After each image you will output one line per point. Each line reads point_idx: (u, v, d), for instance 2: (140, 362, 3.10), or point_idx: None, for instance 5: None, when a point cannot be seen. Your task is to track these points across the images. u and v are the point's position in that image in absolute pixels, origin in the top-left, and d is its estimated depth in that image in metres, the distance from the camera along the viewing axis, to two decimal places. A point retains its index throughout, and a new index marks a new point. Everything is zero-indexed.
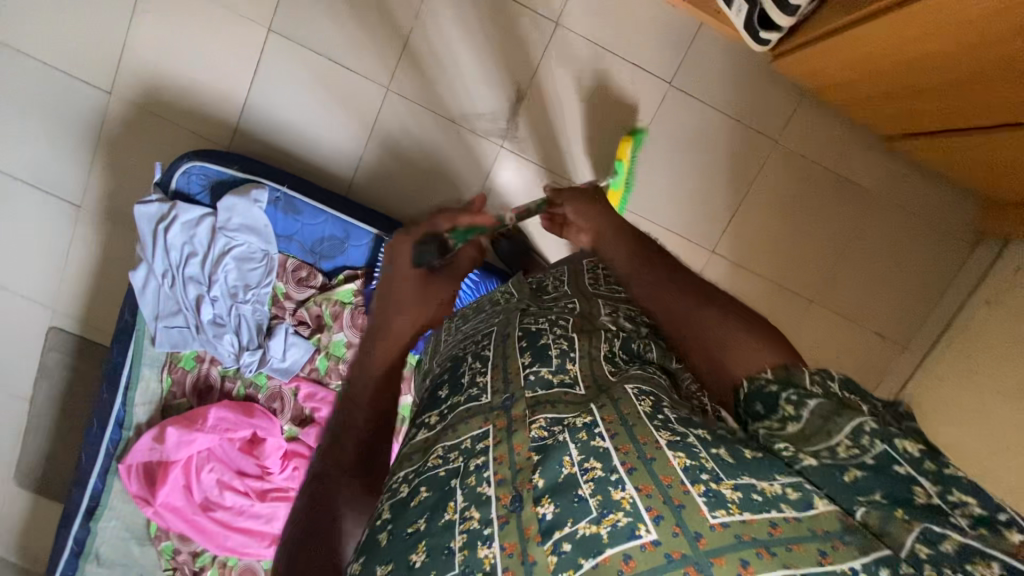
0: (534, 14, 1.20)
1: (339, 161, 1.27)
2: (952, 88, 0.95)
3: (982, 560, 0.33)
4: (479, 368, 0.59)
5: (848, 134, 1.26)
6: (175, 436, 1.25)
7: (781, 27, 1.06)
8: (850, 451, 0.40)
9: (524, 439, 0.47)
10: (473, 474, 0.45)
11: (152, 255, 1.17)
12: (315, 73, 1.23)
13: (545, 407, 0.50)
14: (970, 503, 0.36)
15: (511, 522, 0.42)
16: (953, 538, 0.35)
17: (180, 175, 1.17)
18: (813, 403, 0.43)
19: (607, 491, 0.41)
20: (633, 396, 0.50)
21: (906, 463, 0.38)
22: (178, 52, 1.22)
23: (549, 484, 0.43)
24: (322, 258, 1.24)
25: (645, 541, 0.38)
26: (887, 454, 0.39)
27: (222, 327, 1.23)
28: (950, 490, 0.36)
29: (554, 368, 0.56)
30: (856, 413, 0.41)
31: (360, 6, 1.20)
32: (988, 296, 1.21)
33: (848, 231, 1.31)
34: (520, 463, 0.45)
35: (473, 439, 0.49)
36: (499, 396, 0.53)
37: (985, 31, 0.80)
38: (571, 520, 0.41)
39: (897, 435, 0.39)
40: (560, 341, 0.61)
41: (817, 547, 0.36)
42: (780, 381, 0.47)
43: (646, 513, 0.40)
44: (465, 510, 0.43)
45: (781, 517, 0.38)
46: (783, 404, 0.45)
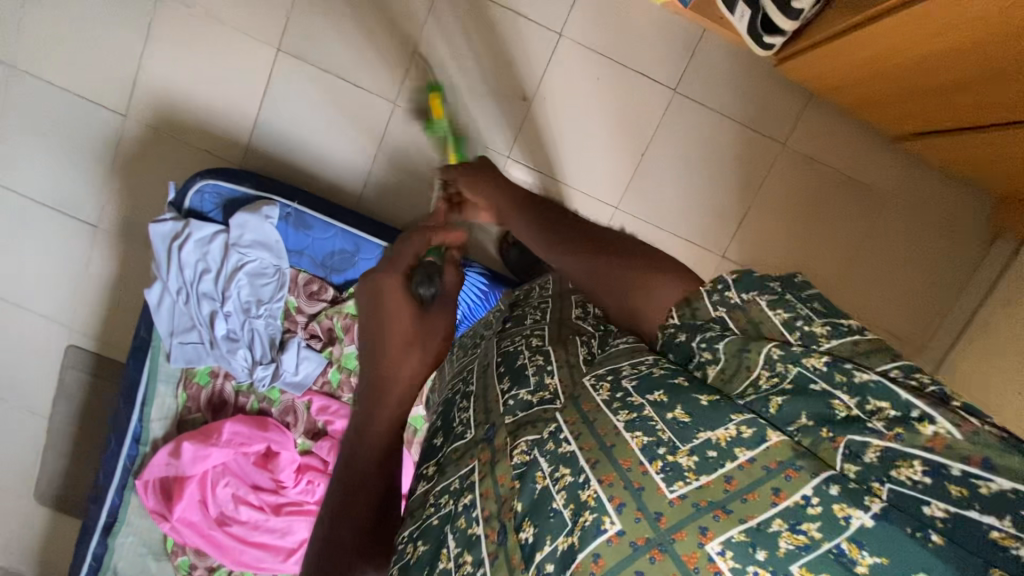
0: (537, 25, 1.21)
1: (348, 176, 1.29)
2: (961, 87, 0.95)
3: (904, 463, 0.39)
4: (465, 404, 0.63)
5: (857, 135, 1.25)
6: (190, 452, 1.26)
7: (784, 30, 1.06)
8: (772, 381, 0.46)
9: (505, 468, 0.49)
10: (463, 515, 0.49)
11: (167, 272, 1.19)
12: (323, 91, 1.25)
13: (525, 430, 0.51)
14: (883, 407, 0.42)
15: (499, 556, 0.45)
16: (875, 444, 0.40)
17: (193, 194, 1.18)
18: (723, 342, 0.49)
19: (576, 495, 0.44)
20: (591, 387, 0.51)
21: (821, 380, 0.44)
22: (191, 74, 1.25)
23: (528, 506, 0.46)
24: (332, 271, 1.24)
25: (610, 534, 0.41)
26: (802, 377, 0.45)
27: (236, 342, 1.24)
28: (865, 397, 0.42)
29: (532, 388, 0.57)
30: (763, 344, 0.47)
31: (367, 24, 1.22)
32: (1008, 294, 1.19)
33: (860, 233, 1.29)
34: (504, 494, 0.48)
35: (460, 479, 0.53)
36: (483, 429, 0.56)
37: (995, 29, 0.79)
38: (550, 536, 0.43)
39: (803, 355, 0.45)
40: (536, 358, 0.62)
41: (771, 488, 0.41)
42: (691, 329, 0.53)
43: (609, 505, 0.42)
44: (459, 555, 0.47)
45: (735, 468, 0.42)
46: (698, 350, 0.51)
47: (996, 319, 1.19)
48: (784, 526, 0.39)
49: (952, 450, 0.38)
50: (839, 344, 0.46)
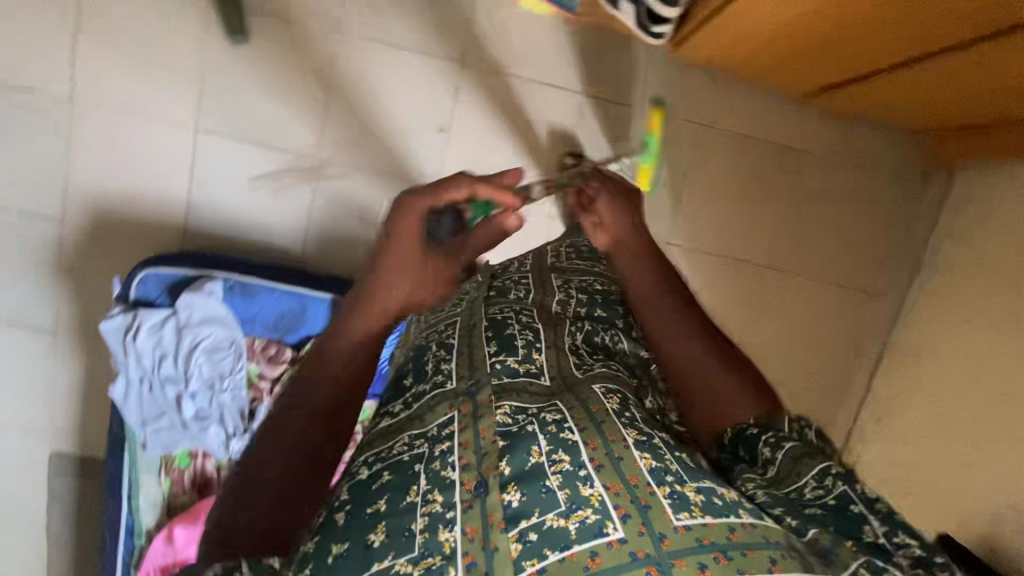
0: (436, 59, 1.25)
1: (289, 237, 1.32)
2: (848, 41, 0.97)
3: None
4: (445, 358, 0.75)
5: (771, 101, 1.27)
6: (183, 534, 1.25)
7: (670, 18, 1.08)
8: (819, 493, 0.61)
9: (488, 424, 0.61)
10: (438, 459, 0.58)
11: (127, 364, 1.21)
12: (248, 160, 1.28)
13: (509, 395, 0.66)
14: (910, 545, 0.55)
15: (474, 505, 0.54)
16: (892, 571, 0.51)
17: (137, 285, 1.20)
18: (789, 446, 0.67)
19: (576, 487, 0.54)
20: (602, 395, 0.67)
21: (860, 504, 0.59)
22: (117, 168, 1.28)
23: (514, 472, 0.55)
24: (286, 332, 1.25)
25: (612, 539, 0.50)
26: (844, 495, 0.60)
27: (206, 419, 1.24)
28: (896, 532, 0.56)
29: (520, 359, 0.73)
30: (822, 461, 0.64)
31: (276, 89, 1.25)
32: (950, 226, 1.21)
33: (796, 193, 1.30)
34: (485, 448, 0.58)
35: (440, 425, 0.62)
36: (465, 383, 0.68)
37: None
38: (538, 510, 0.52)
39: (855, 481, 0.61)
40: (526, 334, 0.79)
41: (768, 557, 0.50)
42: (763, 425, 0.71)
43: (614, 511, 0.52)
44: (428, 492, 0.55)
45: (739, 526, 0.52)
46: (764, 447, 0.69)
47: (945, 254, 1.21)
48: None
49: None
50: None
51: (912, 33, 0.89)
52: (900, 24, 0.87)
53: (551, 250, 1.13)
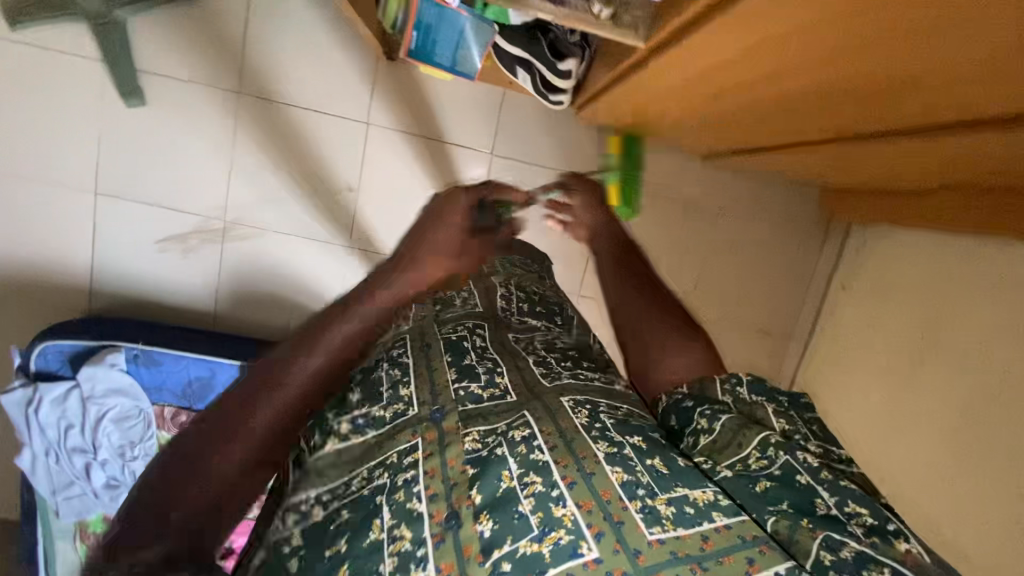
0: (344, 120, 1.24)
1: (201, 298, 1.30)
2: (735, 122, 0.97)
3: (875, 565, 0.44)
4: (398, 377, 0.60)
5: (677, 157, 1.29)
6: None
7: (564, 88, 1.10)
8: (762, 463, 0.55)
9: (456, 453, 0.51)
10: (402, 489, 0.47)
11: (30, 437, 1.18)
12: (152, 223, 1.25)
13: (476, 420, 0.57)
14: (862, 513, 0.50)
15: (446, 539, 0.44)
16: (851, 544, 0.47)
17: (37, 357, 1.17)
18: (725, 417, 0.59)
19: (548, 508, 0.46)
20: (569, 408, 0.59)
21: (805, 473, 0.53)
22: (11, 234, 1.23)
23: (487, 500, 0.47)
24: (195, 399, 1.25)
25: (587, 559, 0.43)
26: (789, 464, 0.54)
27: (118, 487, 1.23)
28: (847, 502, 0.51)
29: (483, 383, 0.63)
30: (762, 431, 0.57)
31: (177, 151, 1.23)
32: (845, 278, 1.27)
33: (704, 245, 1.34)
34: (454, 478, 0.49)
35: (399, 453, 0.50)
36: (428, 408, 0.57)
37: (709, 97, 0.85)
38: (511, 537, 0.44)
39: (796, 451, 0.55)
40: (485, 361, 0.68)
41: (746, 557, 0.45)
42: (699, 398, 0.64)
43: (587, 530, 0.45)
44: (394, 528, 0.44)
45: (711, 530, 0.47)
46: (700, 417, 0.61)
47: (840, 306, 1.27)
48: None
49: (923, 566, 0.46)
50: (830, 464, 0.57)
51: (779, 127, 0.93)
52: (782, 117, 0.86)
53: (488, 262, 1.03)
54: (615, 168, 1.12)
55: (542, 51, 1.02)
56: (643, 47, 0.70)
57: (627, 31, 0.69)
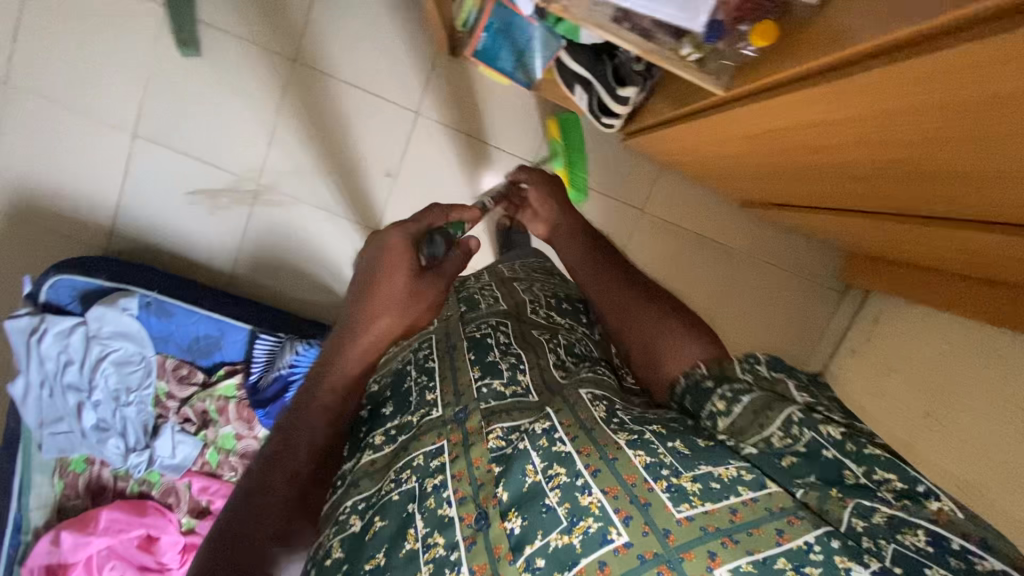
0: (394, 105, 1.25)
1: (219, 255, 1.29)
2: (785, 176, 0.98)
3: (908, 530, 0.44)
4: (426, 383, 0.66)
5: (711, 198, 1.30)
6: (69, 540, 1.23)
7: (619, 113, 1.10)
8: (786, 441, 0.52)
9: (481, 452, 0.54)
10: (432, 496, 0.52)
11: (27, 366, 1.17)
12: (184, 174, 1.24)
13: (499, 417, 0.59)
14: (891, 480, 0.47)
15: (477, 540, 0.48)
16: (882, 510, 0.45)
17: (48, 288, 1.16)
18: (747, 399, 0.56)
19: (574, 498, 0.48)
20: (588, 402, 0.59)
21: (831, 447, 0.50)
22: (43, 158, 1.22)
23: (513, 497, 0.50)
24: (199, 355, 1.26)
25: (618, 544, 0.45)
26: (814, 441, 0.51)
27: (107, 430, 1.23)
28: (873, 470, 0.48)
29: (505, 380, 0.64)
30: (785, 407, 0.53)
31: (223, 104, 1.22)
32: (855, 344, 1.29)
33: (724, 288, 1.34)
34: (480, 478, 0.52)
35: (426, 456, 0.56)
36: (451, 409, 0.61)
37: (768, 147, 0.85)
38: (541, 532, 0.47)
39: (820, 422, 0.52)
40: (508, 357, 0.69)
41: (774, 528, 0.45)
42: (716, 378, 0.60)
43: (614, 515, 0.46)
44: (428, 536, 0.49)
45: (739, 502, 0.47)
46: (721, 399, 0.57)
47: (846, 371, 1.28)
48: (789, 566, 0.42)
49: (954, 525, 0.44)
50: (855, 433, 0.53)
51: (829, 191, 0.94)
52: (834, 182, 0.88)
53: (506, 266, 1.00)
54: (557, 152, 1.21)
55: (605, 73, 1.02)
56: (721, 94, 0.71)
57: (710, 77, 0.69)
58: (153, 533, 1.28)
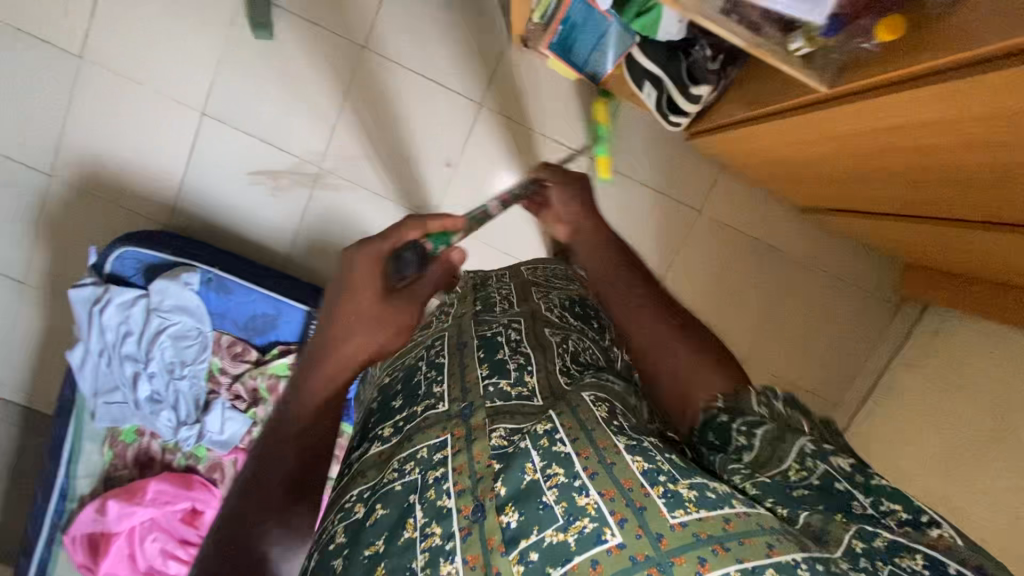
0: (457, 96, 1.26)
1: (276, 236, 1.30)
2: (863, 180, 0.97)
3: (906, 553, 0.43)
4: (436, 378, 0.65)
5: (769, 203, 1.29)
6: (115, 509, 1.26)
7: (687, 112, 1.11)
8: (800, 474, 0.49)
9: (483, 447, 0.52)
10: (432, 487, 0.50)
11: (88, 335, 1.19)
12: (246, 153, 1.26)
13: (504, 417, 0.56)
14: (897, 509, 0.46)
15: (473, 532, 0.46)
16: (883, 535, 0.44)
17: (114, 260, 1.19)
18: (762, 430, 0.52)
19: (570, 497, 0.47)
20: (590, 403, 0.55)
21: (845, 479, 0.48)
22: (115, 132, 1.25)
23: (512, 492, 0.48)
24: (254, 333, 1.28)
25: (611, 544, 0.44)
26: (826, 474, 0.48)
27: (160, 403, 1.25)
28: (880, 500, 0.47)
29: (512, 381, 0.61)
30: (796, 438, 0.51)
31: (292, 86, 1.24)
32: (911, 358, 1.26)
33: (777, 294, 1.33)
34: (480, 472, 0.50)
35: (430, 449, 0.54)
36: (457, 404, 0.59)
37: (861, 145, 0.85)
38: (536, 527, 0.46)
39: (831, 454, 0.49)
40: (517, 357, 0.66)
41: (766, 541, 0.43)
42: (730, 411, 0.55)
43: (611, 517, 0.45)
44: (426, 526, 0.48)
45: (733, 513, 0.45)
46: (735, 433, 0.53)
47: (900, 384, 1.25)
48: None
49: (952, 550, 0.43)
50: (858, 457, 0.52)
51: (906, 196, 0.94)
52: (923, 186, 0.87)
53: (528, 269, 0.97)
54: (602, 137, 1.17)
55: (678, 70, 1.02)
56: (825, 92, 0.72)
57: (816, 74, 0.71)
58: (197, 507, 1.30)
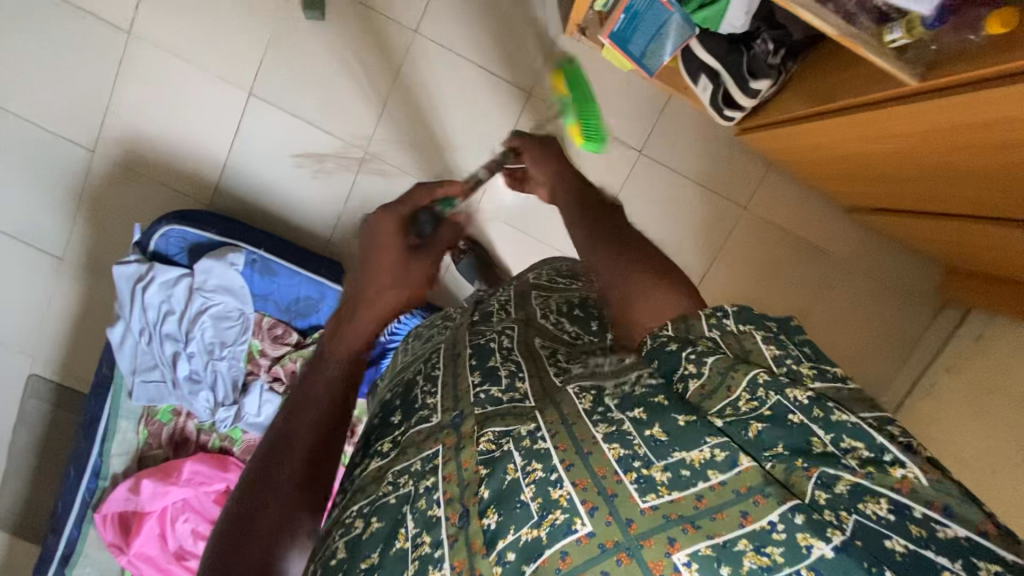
0: (506, 84, 1.25)
1: (319, 220, 1.29)
2: (918, 180, 0.97)
3: (871, 498, 0.43)
4: (430, 391, 0.62)
5: (813, 202, 1.29)
6: (150, 488, 1.26)
7: (743, 106, 1.10)
8: (751, 405, 0.48)
9: (470, 455, 0.51)
10: (423, 497, 0.51)
11: (129, 313, 1.19)
12: (292, 135, 1.26)
13: (494, 420, 0.54)
14: (858, 447, 0.46)
15: (459, 538, 0.47)
16: (846, 478, 0.44)
17: (158, 238, 1.18)
18: (710, 360, 0.51)
19: (545, 492, 0.46)
20: (574, 395, 0.54)
21: (799, 411, 0.47)
22: (163, 110, 1.24)
23: (494, 495, 0.48)
24: (297, 316, 1.28)
25: (580, 534, 0.44)
26: (780, 405, 0.48)
27: (198, 383, 1.24)
28: (841, 437, 0.46)
29: (503, 387, 0.58)
30: (750, 368, 0.50)
31: (343, 70, 1.23)
32: (951, 361, 1.25)
33: (816, 293, 1.33)
34: (467, 479, 0.50)
35: (423, 461, 0.54)
36: (449, 414, 0.57)
37: (930, 141, 0.82)
38: (513, 527, 0.46)
39: (787, 385, 0.49)
40: (509, 363, 0.62)
41: (739, 510, 0.43)
42: (680, 340, 0.54)
43: (581, 507, 0.45)
44: (416, 536, 0.49)
45: (707, 487, 0.45)
46: (685, 361, 0.52)
47: (940, 386, 1.25)
48: (749, 548, 0.41)
49: (918, 494, 0.43)
50: (822, 383, 0.51)
51: (962, 195, 0.93)
52: (987, 188, 0.86)
53: (533, 274, 0.91)
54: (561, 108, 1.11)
55: (739, 63, 1.02)
56: (914, 85, 0.72)
57: (906, 65, 0.72)
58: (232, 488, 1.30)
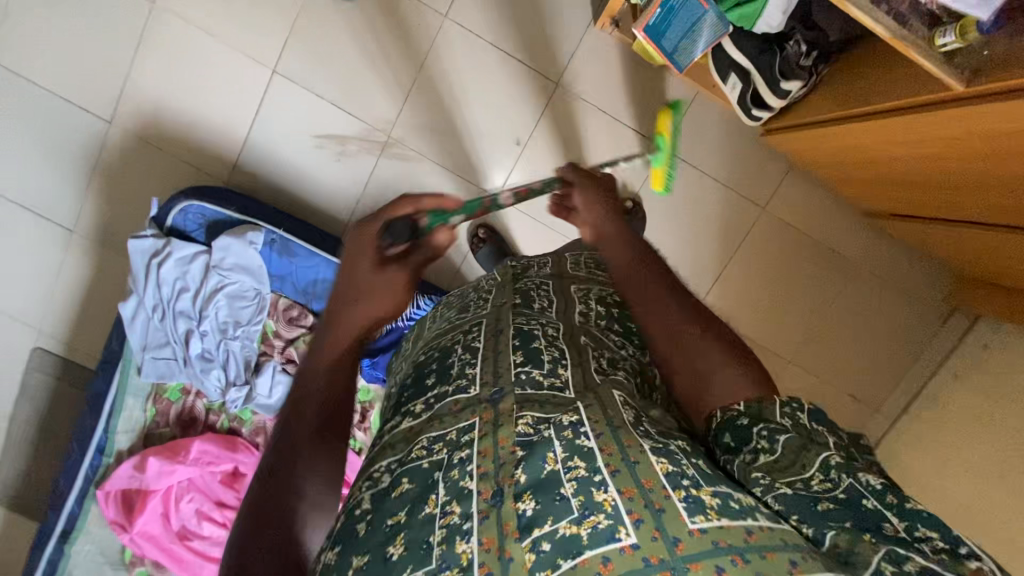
0: (535, 73, 1.25)
1: (338, 203, 1.28)
2: (939, 187, 0.98)
3: None
4: (469, 360, 0.60)
5: (830, 206, 1.31)
6: (156, 466, 1.25)
7: (772, 106, 1.11)
8: (824, 486, 0.47)
9: (509, 433, 0.48)
10: (456, 467, 0.47)
11: (143, 288, 1.17)
12: (315, 115, 1.24)
13: (532, 404, 0.52)
14: (934, 538, 0.42)
15: (490, 516, 0.43)
16: (915, 560, 0.40)
17: (176, 213, 1.18)
18: (783, 437, 0.50)
19: (589, 492, 0.44)
20: (618, 403, 0.54)
21: (871, 497, 0.45)
22: (185, 83, 1.22)
23: (531, 480, 0.45)
24: (314, 298, 1.25)
25: (624, 544, 0.41)
26: (852, 488, 0.46)
27: (210, 362, 1.22)
28: (916, 526, 0.43)
29: (545, 370, 0.57)
30: (823, 450, 0.49)
31: (369, 50, 1.22)
32: (958, 369, 1.27)
33: (829, 296, 1.35)
34: (503, 457, 0.47)
35: (458, 431, 0.51)
36: (488, 389, 0.55)
37: (951, 147, 0.84)
38: (552, 518, 0.43)
39: (856, 472, 0.47)
40: (553, 349, 0.61)
41: (789, 558, 0.40)
42: (752, 416, 0.53)
43: (626, 516, 0.42)
44: (447, 503, 0.45)
45: (756, 526, 0.42)
46: (756, 437, 0.51)
47: (947, 390, 1.27)
48: None
49: None
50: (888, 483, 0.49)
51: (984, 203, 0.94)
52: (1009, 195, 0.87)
53: (570, 255, 0.91)
54: None
55: (771, 62, 1.02)
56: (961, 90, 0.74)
57: (954, 69, 0.73)
58: (239, 469, 1.28)
